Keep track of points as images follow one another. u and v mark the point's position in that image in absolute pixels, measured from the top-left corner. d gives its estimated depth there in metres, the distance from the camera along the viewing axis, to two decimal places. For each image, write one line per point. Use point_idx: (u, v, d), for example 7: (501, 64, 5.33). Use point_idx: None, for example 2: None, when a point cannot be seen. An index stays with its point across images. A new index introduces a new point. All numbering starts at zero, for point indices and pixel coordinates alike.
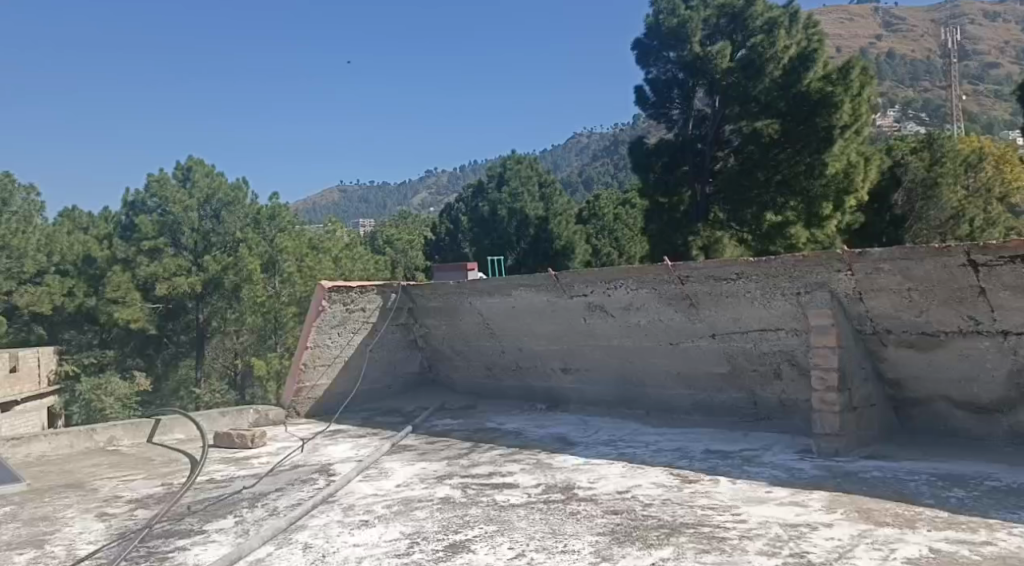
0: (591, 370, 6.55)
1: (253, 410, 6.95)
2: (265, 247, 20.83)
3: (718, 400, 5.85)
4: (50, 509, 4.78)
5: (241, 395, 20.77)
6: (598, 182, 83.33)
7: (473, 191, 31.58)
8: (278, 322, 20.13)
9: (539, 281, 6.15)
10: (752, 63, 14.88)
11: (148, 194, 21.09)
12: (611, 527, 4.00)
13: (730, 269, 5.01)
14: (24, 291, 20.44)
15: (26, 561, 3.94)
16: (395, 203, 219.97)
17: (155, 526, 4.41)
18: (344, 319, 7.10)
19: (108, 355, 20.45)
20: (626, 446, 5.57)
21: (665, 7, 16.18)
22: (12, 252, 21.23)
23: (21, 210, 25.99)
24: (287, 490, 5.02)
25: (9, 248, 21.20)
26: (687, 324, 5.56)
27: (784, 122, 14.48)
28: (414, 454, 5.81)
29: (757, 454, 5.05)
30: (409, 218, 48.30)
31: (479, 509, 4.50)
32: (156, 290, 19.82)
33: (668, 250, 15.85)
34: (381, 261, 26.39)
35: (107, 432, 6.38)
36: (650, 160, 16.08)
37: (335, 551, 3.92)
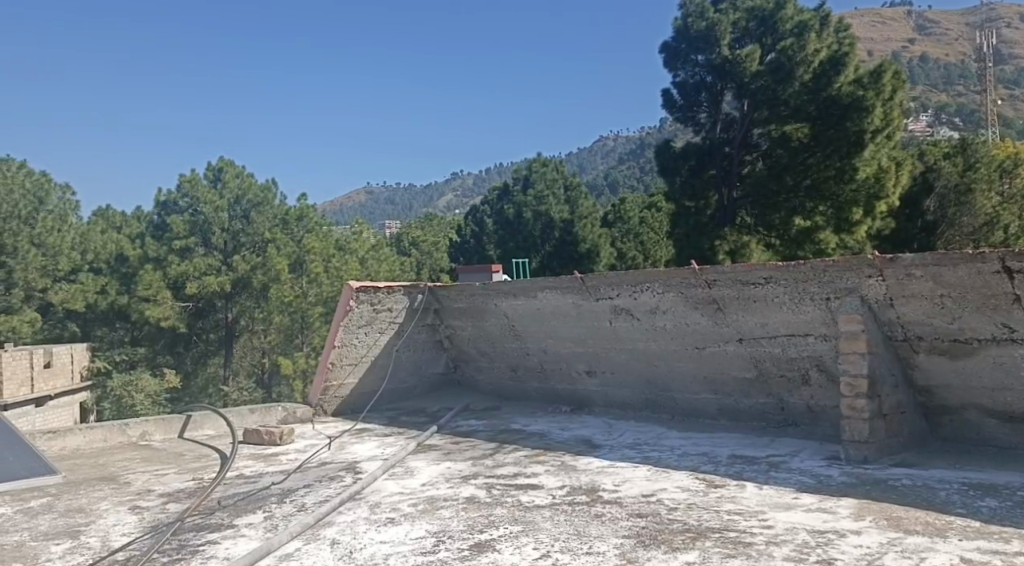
0: (615, 372, 6.55)
1: (281, 408, 7.03)
2: (293, 247, 21.10)
3: (745, 405, 5.83)
4: (85, 502, 4.89)
5: (269, 392, 21.46)
6: (624, 186, 83.39)
7: (499, 194, 31.84)
8: (303, 323, 20.73)
9: (564, 283, 6.15)
10: (782, 66, 14.61)
11: (181, 195, 21.57)
12: (636, 530, 4.00)
13: (758, 274, 4.98)
14: (59, 290, 21.39)
15: (63, 550, 4.03)
16: (419, 206, 221.30)
17: (186, 520, 4.49)
18: (371, 319, 7.16)
19: (139, 352, 20.78)
20: (651, 449, 5.56)
21: (693, 10, 16.19)
22: (47, 249, 22.46)
23: (57, 208, 26.82)
24: (315, 487, 5.09)
25: (47, 247, 22.43)
26: (713, 329, 5.54)
27: (814, 126, 14.34)
28: (439, 453, 5.85)
29: (784, 459, 5.01)
30: (434, 220, 48.54)
31: (504, 510, 4.52)
32: (186, 289, 20.06)
33: (694, 254, 15.76)
34: (406, 262, 26.59)
35: (139, 427, 6.52)
36: (677, 162, 16.05)
37: (362, 548, 3.97)
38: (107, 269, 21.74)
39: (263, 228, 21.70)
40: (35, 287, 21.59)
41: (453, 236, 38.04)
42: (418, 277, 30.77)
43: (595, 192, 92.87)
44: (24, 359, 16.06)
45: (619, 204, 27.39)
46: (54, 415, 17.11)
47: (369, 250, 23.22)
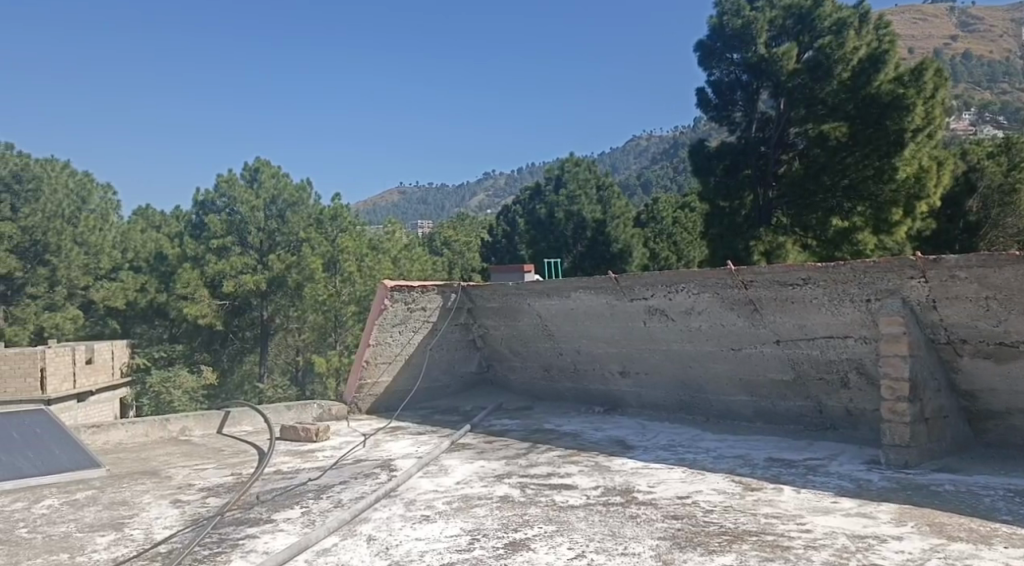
0: (649, 373, 6.51)
1: (317, 406, 7.12)
2: (327, 246, 21.18)
3: (782, 407, 5.76)
4: (128, 495, 5.00)
5: (303, 389, 21.40)
6: (659, 185, 82.66)
7: (531, 194, 32.04)
8: (338, 321, 20.55)
9: (599, 283, 6.13)
10: (820, 65, 14.42)
11: (217, 195, 22.49)
12: (671, 532, 3.98)
13: (796, 274, 4.92)
14: (101, 287, 22.23)
15: (108, 542, 4.13)
16: (448, 206, 222.17)
17: (226, 514, 4.57)
18: (405, 318, 7.22)
19: (177, 349, 21.28)
20: (686, 451, 5.52)
21: (729, 8, 15.97)
22: (90, 248, 23.32)
23: (99, 209, 27.81)
24: (351, 483, 5.15)
25: (90, 246, 23.31)
26: (750, 330, 5.48)
27: (853, 125, 14.06)
28: (473, 452, 5.86)
29: (822, 463, 4.93)
30: (467, 219, 48.69)
31: (539, 509, 4.53)
32: (223, 287, 20.52)
33: (729, 254, 15.58)
34: (438, 262, 26.70)
35: (179, 423, 6.63)
36: (712, 162, 15.91)
37: (398, 545, 4.00)
38: (146, 268, 22.31)
39: (298, 228, 21.91)
40: (77, 285, 22.42)
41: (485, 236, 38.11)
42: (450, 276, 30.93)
43: (629, 192, 92.27)
44: (67, 356, 16.43)
45: (652, 206, 27.79)
46: (95, 410, 17.50)
47: (402, 250, 23.28)
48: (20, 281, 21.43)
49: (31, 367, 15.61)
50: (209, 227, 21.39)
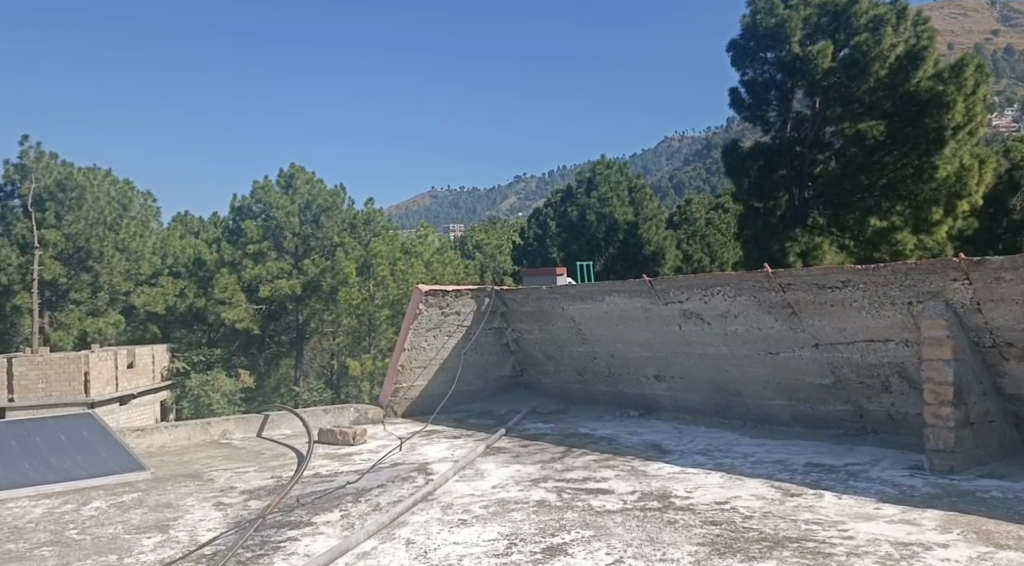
0: (684, 377, 6.48)
1: (354, 409, 7.20)
2: (360, 251, 21.30)
3: (821, 412, 5.69)
4: (172, 497, 5.11)
5: (338, 393, 21.48)
6: (694, 185, 81.61)
7: (562, 196, 32.34)
8: (372, 325, 20.72)
9: (633, 286, 6.11)
10: (856, 63, 14.08)
11: (254, 200, 22.95)
12: (711, 538, 3.95)
13: (835, 277, 4.84)
14: (141, 292, 22.83)
15: (154, 544, 4.23)
16: (477, 207, 222.62)
17: (267, 516, 4.65)
18: (439, 322, 7.27)
19: (215, 353, 21.49)
20: (723, 456, 5.47)
21: (762, 7, 15.73)
22: (132, 255, 23.99)
23: (139, 215, 28.62)
24: (388, 486, 5.20)
25: (131, 251, 23.97)
26: (788, 333, 5.41)
27: (890, 123, 13.83)
28: (509, 456, 5.89)
29: (864, 468, 4.86)
30: (498, 222, 48.63)
31: (575, 514, 4.52)
32: (259, 291, 21.07)
33: (762, 256, 15.24)
34: (470, 265, 26.81)
35: (220, 426, 6.78)
36: (745, 163, 15.78)
37: (436, 548, 4.03)
38: (185, 272, 22.72)
39: (332, 232, 22.27)
40: (119, 290, 23.17)
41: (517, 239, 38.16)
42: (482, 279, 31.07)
43: (661, 193, 91.54)
44: (109, 359, 16.84)
45: (686, 208, 27.76)
46: (136, 413, 17.91)
47: (434, 254, 23.45)
48: (64, 286, 22.30)
49: (75, 371, 16.07)
50: (246, 232, 21.84)
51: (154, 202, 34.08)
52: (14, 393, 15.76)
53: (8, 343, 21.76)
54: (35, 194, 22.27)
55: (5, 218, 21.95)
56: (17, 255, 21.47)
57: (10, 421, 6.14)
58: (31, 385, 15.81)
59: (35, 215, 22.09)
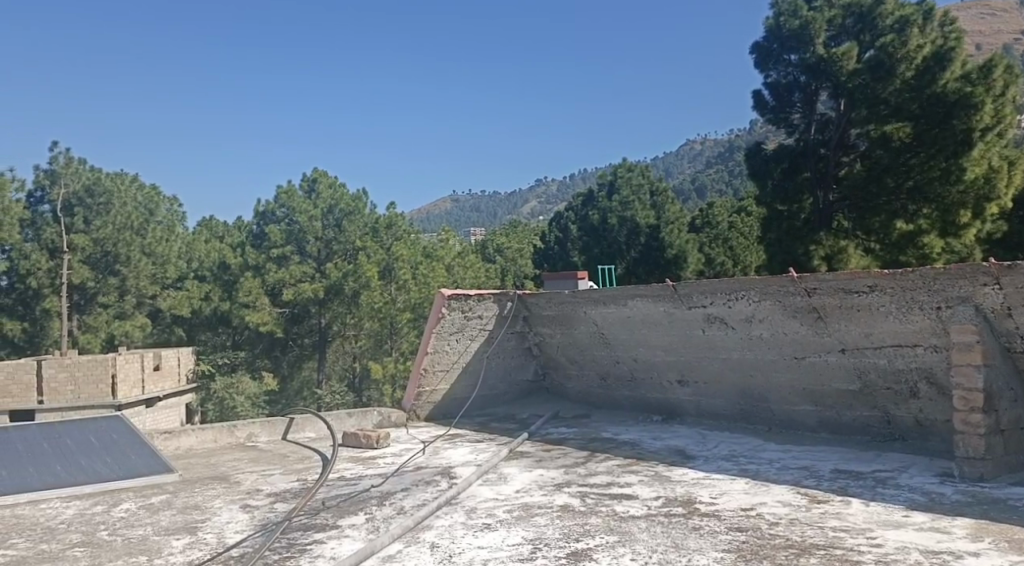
0: (708, 382, 6.45)
1: (377, 412, 7.27)
2: (382, 254, 21.44)
3: (848, 417, 5.65)
4: (200, 499, 5.18)
5: (360, 396, 21.67)
6: (715, 189, 81.59)
7: (583, 199, 32.48)
8: (393, 330, 21.27)
9: (656, 290, 6.09)
10: (881, 64, 13.81)
11: (278, 205, 23.16)
12: (737, 545, 3.92)
13: (862, 281, 4.78)
14: (167, 296, 23.09)
15: (183, 545, 4.29)
16: (495, 209, 222.78)
17: (294, 519, 4.69)
18: (462, 326, 7.30)
19: (239, 356, 22.02)
20: (748, 462, 5.43)
21: (785, 9, 15.69)
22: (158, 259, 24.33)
23: (165, 221, 29.05)
24: (413, 490, 5.23)
25: (158, 256, 24.29)
26: (814, 338, 5.36)
27: (917, 125, 13.67)
28: (532, 460, 5.89)
29: (892, 475, 4.79)
30: (519, 226, 48.61)
31: (599, 519, 4.52)
32: (283, 295, 21.29)
33: (788, 259, 15.23)
34: (491, 269, 26.89)
35: (246, 429, 6.86)
36: (769, 165, 15.70)
37: (461, 552, 4.05)
38: (210, 276, 22.94)
39: (355, 236, 22.47)
40: (146, 294, 23.54)
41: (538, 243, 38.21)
42: (503, 282, 31.16)
43: (682, 195, 91.75)
44: (135, 361, 17.09)
45: (707, 210, 27.78)
46: (163, 416, 18.11)
47: (455, 258, 23.64)
48: (92, 290, 22.66)
49: (103, 373, 16.32)
50: (269, 236, 22.04)
51: (180, 207, 34.47)
52: (43, 395, 16.03)
53: (37, 346, 21.68)
54: (64, 199, 22.67)
55: (35, 223, 22.36)
56: (47, 259, 21.86)
57: (43, 423, 6.32)
58: (59, 387, 16.08)
59: (64, 220, 22.48)
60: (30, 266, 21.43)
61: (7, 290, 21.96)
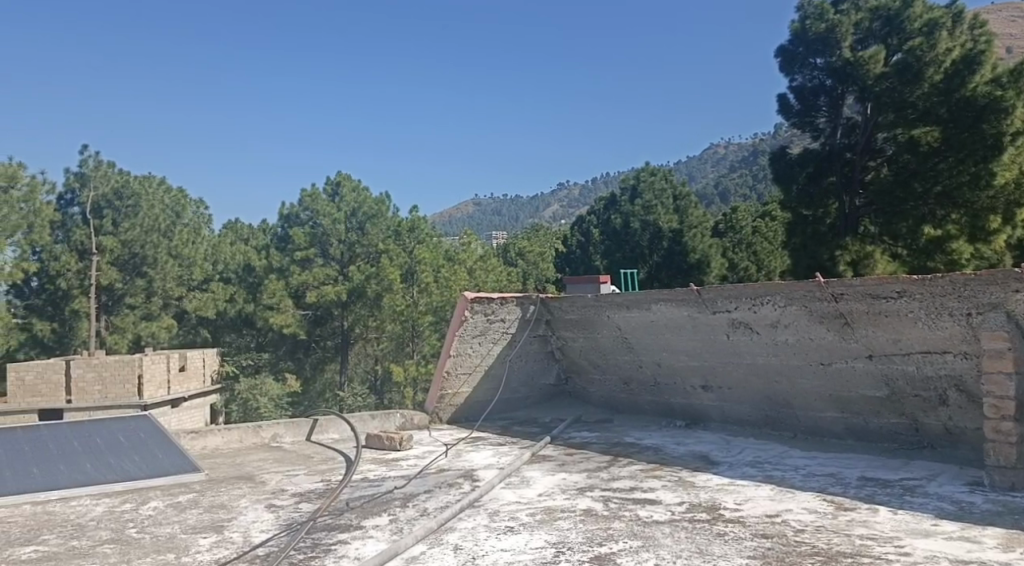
0: (732, 388, 6.42)
1: (400, 414, 7.31)
2: (405, 258, 21.57)
3: (875, 425, 5.58)
4: (226, 498, 5.24)
5: (382, 398, 21.82)
6: (739, 194, 81.10)
7: (605, 203, 32.57)
8: (414, 332, 21.38)
9: (680, 295, 6.06)
10: (909, 68, 13.67)
11: (302, 208, 23.43)
12: (761, 551, 3.89)
13: (890, 287, 4.72)
14: (195, 298, 23.26)
15: (210, 543, 4.34)
16: (516, 213, 222.88)
17: (318, 519, 4.73)
18: (484, 330, 7.33)
19: (263, 357, 22.36)
20: (773, 468, 5.39)
21: (811, 12, 15.69)
22: (185, 261, 24.71)
23: (191, 223, 29.47)
24: (435, 492, 5.24)
25: (184, 258, 24.61)
26: (841, 344, 5.31)
27: (946, 129, 13.47)
28: (554, 464, 5.89)
29: (920, 484, 4.72)
30: (542, 231, 48.62)
31: (622, 523, 4.50)
32: (306, 297, 21.49)
33: (813, 264, 15.17)
34: (513, 272, 26.91)
35: (271, 429, 6.93)
36: (795, 170, 15.73)
37: (484, 554, 4.06)
38: (235, 278, 23.26)
39: (377, 239, 22.55)
40: (172, 295, 23.89)
41: (560, 247, 38.17)
42: (524, 287, 31.19)
43: (706, 200, 91.36)
44: (161, 362, 17.31)
45: (731, 214, 27.71)
46: (188, 416, 18.30)
47: (477, 262, 23.72)
48: (120, 291, 23.04)
49: (129, 373, 16.55)
50: (293, 239, 22.24)
51: (207, 210, 34.89)
52: (72, 394, 16.30)
53: (66, 345, 22.04)
54: (94, 202, 23.05)
55: (66, 224, 22.71)
56: (76, 260, 22.26)
57: (73, 423, 6.43)
58: (88, 387, 16.34)
59: (93, 222, 22.88)
60: (60, 267, 21.82)
61: (37, 291, 22.33)
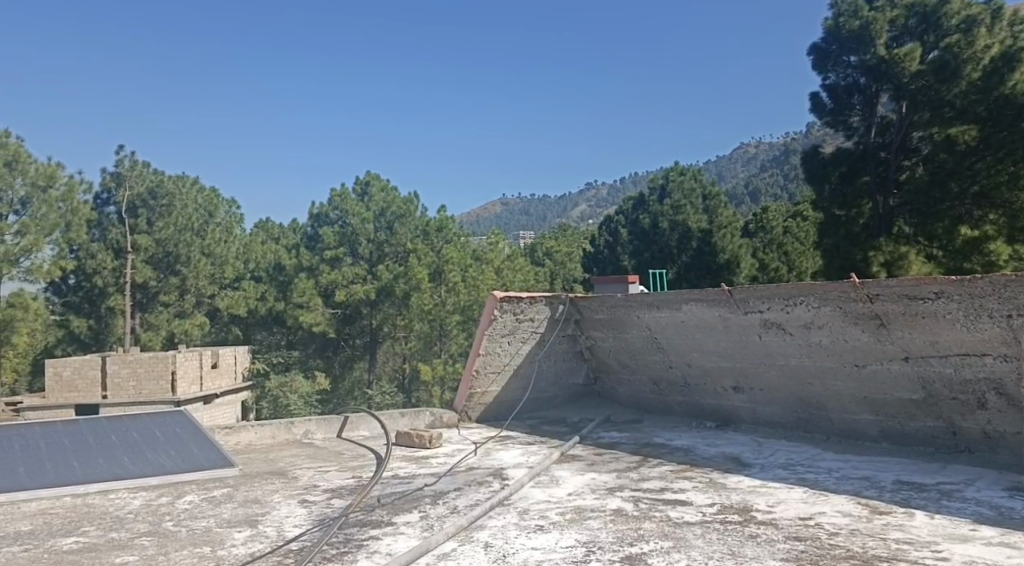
0: (765, 389, 6.36)
1: (429, 412, 7.36)
2: (432, 257, 21.73)
3: (911, 428, 5.51)
4: (260, 494, 5.32)
5: (409, 396, 21.94)
6: (769, 195, 80.23)
7: (633, 203, 32.53)
8: (442, 331, 21.46)
9: (710, 295, 6.02)
10: (946, 65, 13.41)
11: (332, 207, 23.69)
12: (796, 554, 3.85)
13: (927, 288, 4.64)
14: (226, 296, 23.68)
15: (245, 537, 4.40)
16: (540, 212, 223.52)
17: (350, 515, 4.78)
18: (514, 329, 7.36)
19: (293, 355, 22.56)
20: (806, 471, 5.33)
21: (846, 9, 15.50)
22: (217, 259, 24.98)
23: (224, 222, 29.93)
24: (465, 491, 5.26)
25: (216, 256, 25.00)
26: (876, 346, 5.24)
27: (983, 128, 13.18)
28: (583, 464, 5.89)
29: (958, 488, 4.64)
30: (570, 230, 48.66)
31: (653, 524, 4.49)
32: (335, 296, 21.69)
33: (846, 265, 14.99)
34: (540, 272, 26.94)
35: (303, 426, 7.01)
36: (827, 170, 15.66)
37: (514, 553, 4.07)
38: (266, 277, 23.65)
39: (405, 239, 22.75)
40: (204, 294, 24.27)
41: (588, 247, 38.13)
42: (552, 286, 31.16)
43: (735, 200, 90.65)
44: (194, 359, 17.53)
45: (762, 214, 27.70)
46: (219, 412, 18.52)
47: (504, 261, 23.84)
48: (154, 289, 23.49)
49: (163, 370, 16.83)
50: (323, 239, 22.54)
51: (239, 210, 35.40)
52: (107, 390, 16.63)
53: (102, 343, 22.67)
54: (129, 202, 23.54)
55: (102, 223, 23.15)
56: (112, 258, 22.71)
57: (112, 418, 6.58)
58: (123, 383, 16.67)
59: (129, 221, 23.35)
60: (96, 266, 22.29)
61: (74, 289, 22.82)
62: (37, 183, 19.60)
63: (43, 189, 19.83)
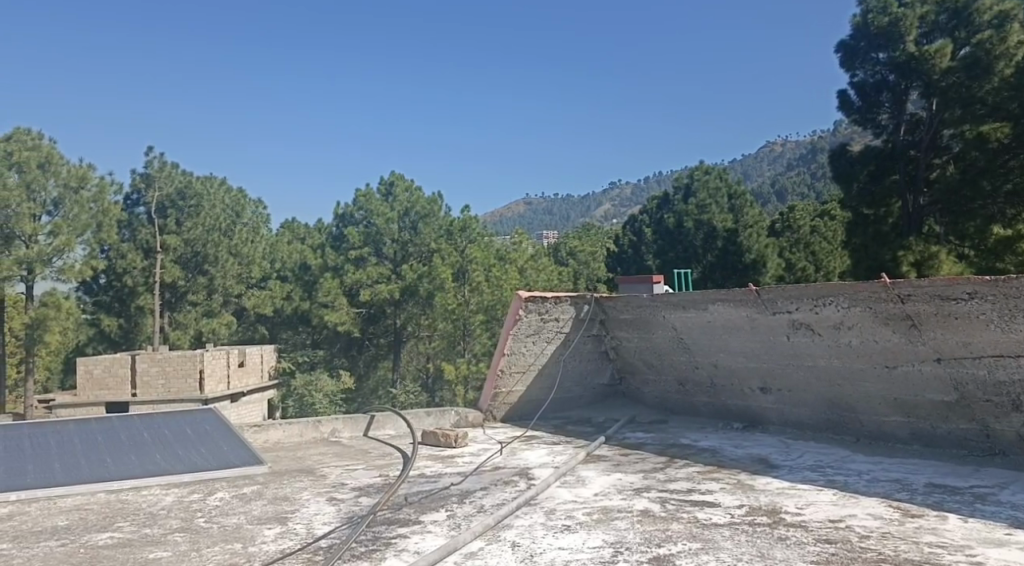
0: (793, 391, 6.32)
1: (455, 412, 7.39)
2: (457, 256, 21.84)
3: (942, 430, 5.44)
4: (289, 491, 5.38)
5: (434, 396, 21.96)
6: (797, 193, 79.40)
7: (657, 202, 32.39)
8: (466, 330, 21.34)
9: (738, 296, 5.97)
10: (977, 62, 13.26)
11: (356, 208, 23.83)
12: (825, 557, 3.82)
13: (960, 289, 4.55)
14: (252, 296, 24.13)
15: (274, 534, 4.46)
16: (562, 211, 223.53)
17: (378, 513, 4.82)
18: (539, 328, 7.36)
19: (318, 354, 22.73)
20: (835, 473, 5.28)
21: (874, 6, 15.22)
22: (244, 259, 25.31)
23: (250, 223, 30.24)
24: (491, 490, 5.28)
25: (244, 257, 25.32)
26: (907, 346, 5.18)
27: (1018, 125, 12.78)
28: (609, 464, 5.88)
29: (992, 492, 4.56)
30: (594, 230, 48.56)
31: (681, 525, 4.48)
32: (360, 295, 21.84)
33: (873, 264, 14.80)
34: (565, 272, 26.84)
35: (330, 424, 7.09)
36: (854, 168, 15.45)
37: (541, 552, 4.08)
38: (292, 277, 24.03)
39: (430, 239, 22.79)
40: (231, 293, 24.55)
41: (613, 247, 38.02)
42: (576, 285, 31.11)
43: (760, 199, 89.91)
44: (221, 358, 17.76)
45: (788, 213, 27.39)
46: (246, 410, 18.71)
47: (528, 261, 23.88)
48: (182, 288, 23.88)
49: (191, 368, 17.07)
50: (348, 239, 22.75)
51: (266, 210, 35.70)
52: (136, 389, 16.90)
53: (131, 341, 23.00)
54: (158, 202, 23.93)
55: (131, 223, 23.54)
56: (141, 258, 23.09)
57: (142, 416, 6.72)
58: (151, 381, 16.94)
59: (157, 221, 23.71)
60: (126, 265, 22.68)
61: (105, 288, 23.27)
62: (69, 184, 19.98)
63: (75, 190, 20.18)
